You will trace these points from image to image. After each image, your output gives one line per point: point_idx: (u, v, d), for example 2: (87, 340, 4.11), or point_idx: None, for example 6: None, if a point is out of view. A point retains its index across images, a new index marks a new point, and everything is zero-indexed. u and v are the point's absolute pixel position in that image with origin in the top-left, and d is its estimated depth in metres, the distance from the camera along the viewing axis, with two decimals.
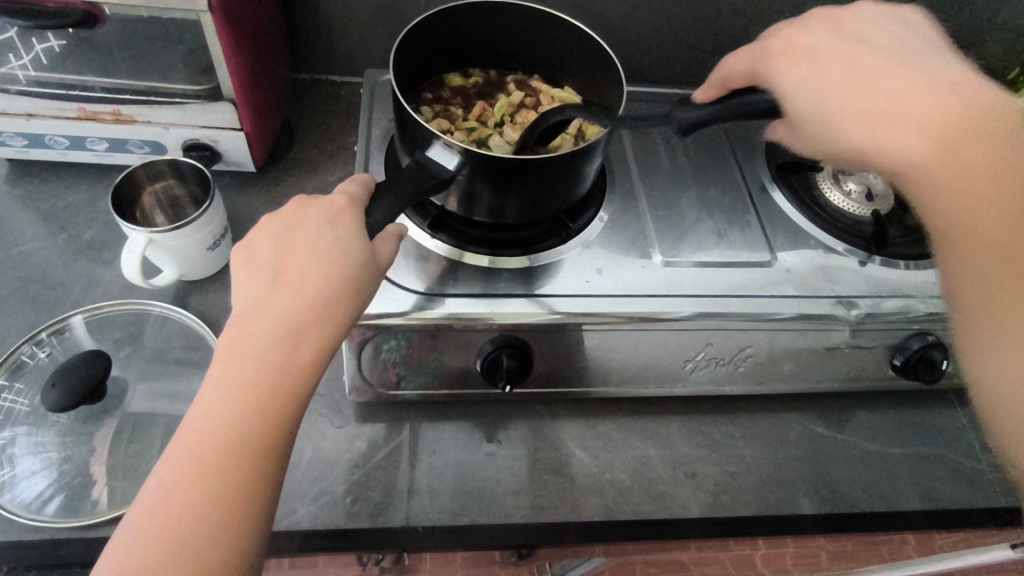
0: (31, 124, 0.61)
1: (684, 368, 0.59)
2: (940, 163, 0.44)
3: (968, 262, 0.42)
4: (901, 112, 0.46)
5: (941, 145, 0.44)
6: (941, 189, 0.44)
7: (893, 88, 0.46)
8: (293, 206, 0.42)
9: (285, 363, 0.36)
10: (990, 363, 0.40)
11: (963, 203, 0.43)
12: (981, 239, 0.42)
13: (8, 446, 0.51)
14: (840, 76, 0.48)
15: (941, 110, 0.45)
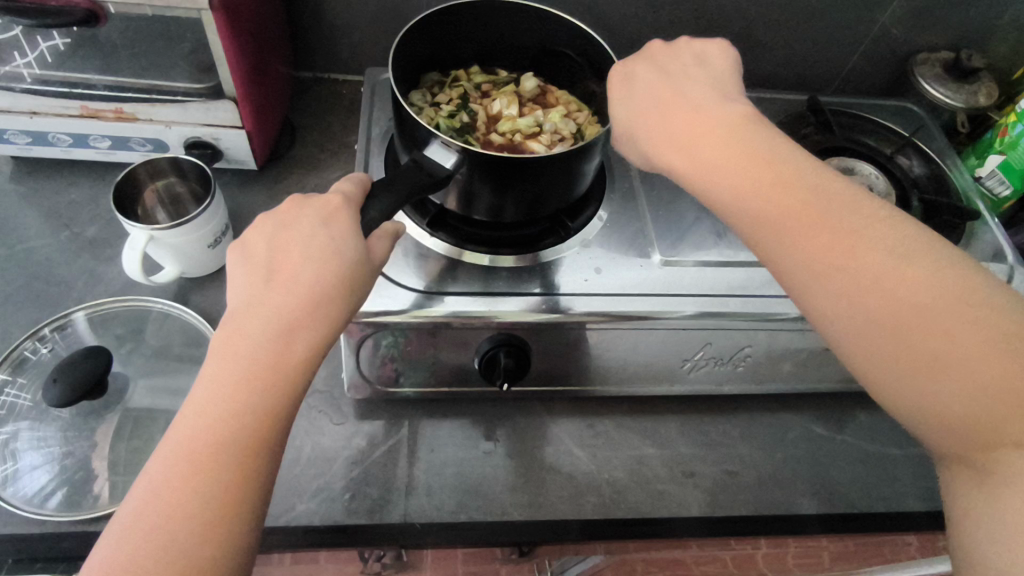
0: (34, 122, 0.62)
1: (682, 368, 0.59)
2: (737, 183, 0.41)
3: (805, 282, 0.39)
4: (689, 133, 0.44)
5: (745, 165, 0.41)
6: (743, 210, 0.41)
7: (681, 112, 0.44)
8: (289, 205, 0.42)
9: (278, 361, 0.37)
10: (870, 379, 0.37)
11: (779, 225, 0.40)
12: (812, 260, 0.38)
13: (11, 441, 0.52)
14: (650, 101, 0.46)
15: (723, 130, 0.43)
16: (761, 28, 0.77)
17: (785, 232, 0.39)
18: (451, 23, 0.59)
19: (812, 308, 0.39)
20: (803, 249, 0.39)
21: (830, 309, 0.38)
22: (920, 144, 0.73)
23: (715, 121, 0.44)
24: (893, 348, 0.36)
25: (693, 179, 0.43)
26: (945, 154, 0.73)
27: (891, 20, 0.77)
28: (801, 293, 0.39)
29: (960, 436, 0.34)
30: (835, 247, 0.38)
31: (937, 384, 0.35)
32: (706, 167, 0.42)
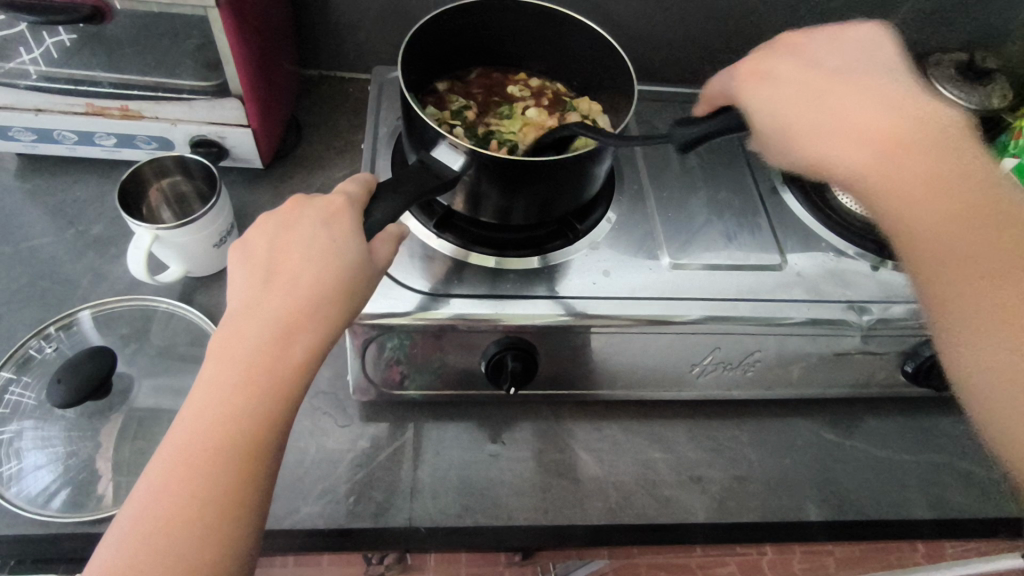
0: (39, 119, 0.61)
1: (690, 372, 0.58)
2: (932, 196, 0.42)
3: (951, 290, 0.40)
4: (891, 134, 0.44)
5: (934, 183, 0.43)
6: (931, 211, 0.42)
7: (866, 125, 0.45)
8: (291, 205, 0.42)
9: (276, 363, 0.36)
10: (991, 396, 0.38)
11: (941, 217, 0.42)
12: (974, 278, 0.40)
13: (15, 440, 0.52)
14: (809, 108, 0.48)
15: (923, 145, 0.44)
16: (772, 28, 0.77)
17: (984, 247, 0.40)
18: (460, 22, 0.59)
19: (937, 310, 0.41)
20: (963, 260, 0.40)
21: (984, 317, 0.39)
22: None
23: (886, 122, 0.45)
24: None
25: (850, 173, 0.45)
26: None
27: (904, 21, 0.76)
28: (939, 297, 0.41)
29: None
30: (1012, 259, 0.40)
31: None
32: (901, 171, 0.43)
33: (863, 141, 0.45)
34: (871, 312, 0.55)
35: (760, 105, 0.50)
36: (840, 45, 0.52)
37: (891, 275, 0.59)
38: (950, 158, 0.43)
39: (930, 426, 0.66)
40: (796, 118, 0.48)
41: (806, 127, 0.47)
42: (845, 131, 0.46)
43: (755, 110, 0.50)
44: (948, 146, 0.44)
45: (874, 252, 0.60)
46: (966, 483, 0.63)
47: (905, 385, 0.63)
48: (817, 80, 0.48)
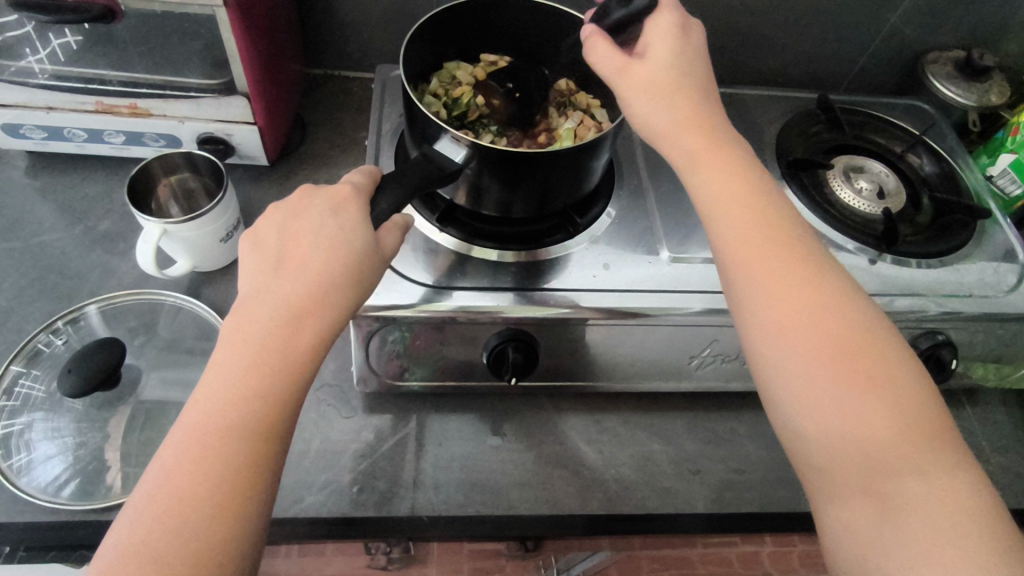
0: (50, 117, 0.62)
1: (690, 364, 0.59)
2: (730, 203, 0.43)
3: (755, 299, 0.41)
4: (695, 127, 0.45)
5: (739, 198, 0.43)
6: (725, 221, 0.43)
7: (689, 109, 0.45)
8: (299, 195, 0.43)
9: (285, 347, 0.37)
10: (801, 398, 0.39)
11: (755, 235, 0.42)
12: (774, 288, 0.41)
13: (25, 431, 0.53)
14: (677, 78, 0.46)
15: (732, 156, 0.45)
16: (770, 26, 0.77)
17: (759, 256, 0.42)
18: (459, 21, 0.60)
19: (743, 317, 0.42)
20: (757, 271, 0.42)
21: (781, 310, 0.41)
22: (930, 143, 0.73)
23: (691, 115, 0.45)
24: (831, 374, 0.39)
25: (696, 185, 0.45)
26: (956, 153, 0.73)
27: (902, 18, 0.77)
28: (750, 310, 0.42)
29: (861, 462, 0.37)
30: (803, 276, 0.41)
31: (860, 408, 0.38)
32: (706, 177, 0.44)
33: (683, 136, 0.45)
34: None
35: (642, 70, 0.45)
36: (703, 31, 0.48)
37: (889, 269, 0.60)
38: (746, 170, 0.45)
39: None
40: (669, 73, 0.46)
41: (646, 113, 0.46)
42: (677, 113, 0.45)
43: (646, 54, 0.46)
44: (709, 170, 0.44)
45: (872, 246, 0.61)
46: None
47: None
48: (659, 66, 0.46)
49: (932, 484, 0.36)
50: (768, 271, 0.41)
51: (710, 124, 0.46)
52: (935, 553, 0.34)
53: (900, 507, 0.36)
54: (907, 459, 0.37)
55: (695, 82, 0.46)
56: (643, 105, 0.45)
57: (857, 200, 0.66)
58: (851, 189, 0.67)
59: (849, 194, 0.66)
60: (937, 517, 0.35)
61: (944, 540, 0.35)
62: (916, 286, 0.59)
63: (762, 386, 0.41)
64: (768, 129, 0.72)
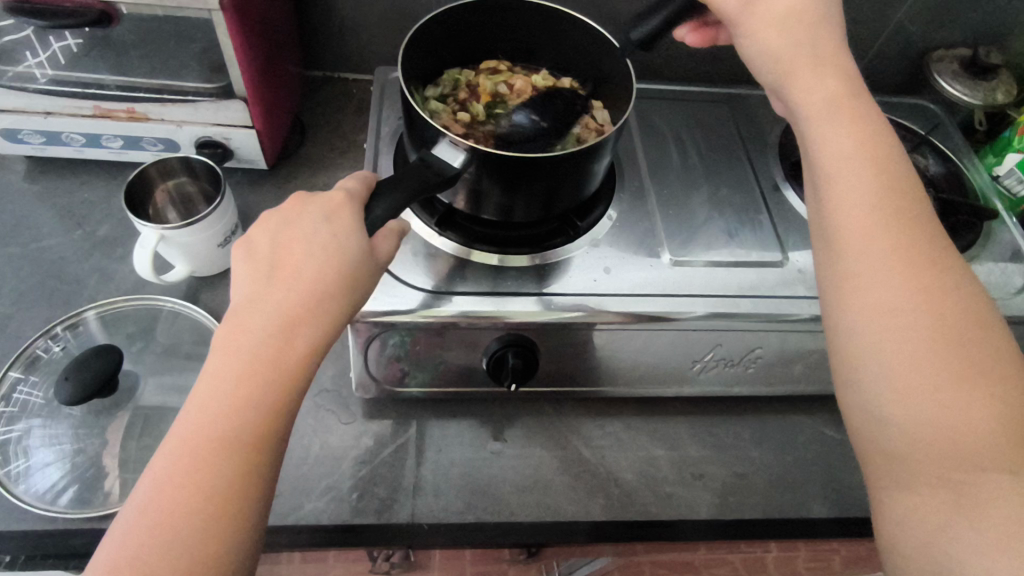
0: (48, 122, 0.62)
1: (692, 369, 0.58)
2: (856, 167, 0.42)
3: (866, 272, 0.40)
4: (834, 97, 0.44)
5: (867, 165, 0.42)
6: (849, 192, 0.42)
7: (824, 75, 0.44)
8: (292, 201, 0.42)
9: (278, 358, 0.37)
10: (900, 378, 0.38)
11: (871, 210, 0.41)
12: (887, 263, 0.40)
13: (23, 438, 0.52)
14: (816, 46, 0.45)
15: (867, 126, 0.43)
16: None
17: (876, 231, 0.40)
18: (460, 24, 0.59)
19: (846, 289, 0.41)
20: (871, 243, 0.40)
21: (890, 288, 0.39)
22: (936, 142, 0.72)
23: (832, 87, 0.44)
24: (938, 354, 0.37)
25: (821, 149, 0.43)
26: (961, 152, 0.72)
27: (908, 16, 0.76)
28: (856, 282, 0.40)
29: (952, 450, 0.36)
30: (917, 260, 0.40)
31: (968, 398, 0.36)
32: (836, 141, 0.43)
33: (818, 88, 0.44)
34: None
35: (769, 10, 0.45)
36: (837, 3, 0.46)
37: None
38: (876, 144, 0.43)
39: None
40: (801, 47, 0.44)
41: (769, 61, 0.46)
42: (808, 75, 0.44)
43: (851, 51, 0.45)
44: (856, 134, 0.43)
45: None
46: None
47: None
48: (802, 25, 0.45)
49: (1022, 485, 0.35)
50: (887, 247, 0.40)
51: (850, 84, 0.45)
52: (1009, 549, 0.33)
53: (976, 500, 0.35)
54: (996, 453, 0.35)
55: (837, 31, 0.45)
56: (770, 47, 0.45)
57: None
58: None
59: None
60: (1014, 513, 0.34)
61: (1016, 537, 0.34)
62: None
63: (855, 361, 0.40)
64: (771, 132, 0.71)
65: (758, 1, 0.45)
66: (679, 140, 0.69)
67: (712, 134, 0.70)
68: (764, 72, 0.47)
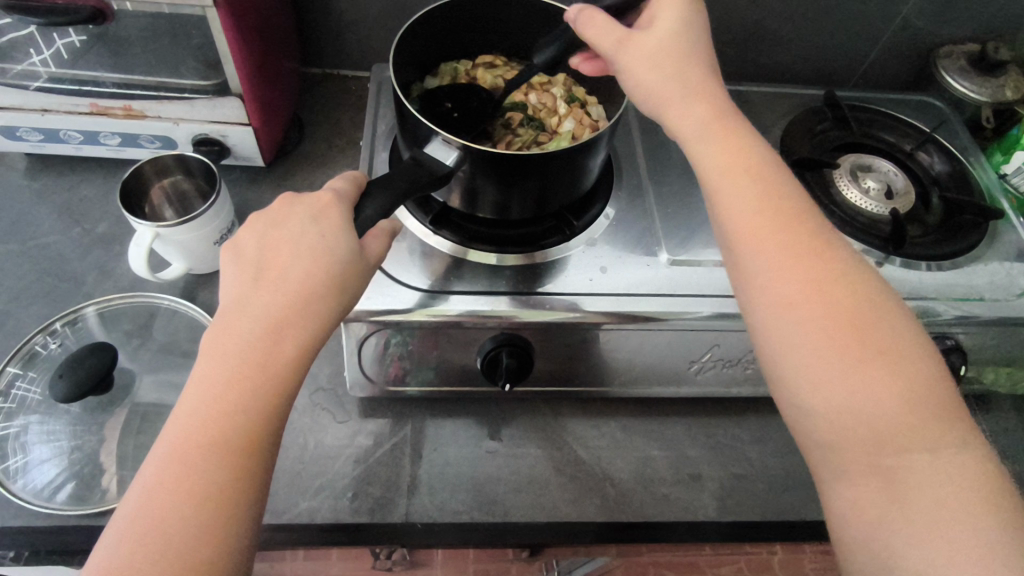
0: (46, 119, 0.62)
1: (689, 369, 0.58)
2: (737, 176, 0.42)
3: (762, 272, 0.40)
4: (700, 99, 0.44)
5: (748, 173, 0.42)
6: (736, 195, 0.41)
7: (693, 81, 0.44)
8: (280, 203, 0.42)
9: (266, 360, 0.37)
10: (811, 376, 0.38)
11: (754, 211, 0.41)
12: (786, 265, 0.40)
13: (21, 434, 0.53)
14: (684, 58, 0.44)
15: (730, 126, 0.44)
16: (777, 21, 0.75)
17: (765, 228, 0.40)
18: (456, 18, 0.59)
19: (752, 291, 0.40)
20: (764, 242, 0.40)
21: (786, 286, 0.39)
22: (941, 140, 0.71)
23: (700, 87, 0.44)
24: (838, 345, 0.37)
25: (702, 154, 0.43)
26: (967, 150, 0.71)
27: (914, 11, 0.75)
28: (760, 288, 0.40)
29: (871, 437, 0.36)
30: (808, 254, 0.40)
31: (871, 384, 0.37)
32: (712, 144, 0.43)
33: (691, 106, 0.44)
34: None
35: (644, 39, 0.45)
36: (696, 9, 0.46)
37: (899, 272, 0.58)
38: (742, 142, 0.43)
39: None
40: (666, 69, 0.44)
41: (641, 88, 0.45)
42: (672, 86, 0.44)
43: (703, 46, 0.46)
44: (732, 135, 0.43)
45: (878, 248, 0.59)
46: None
47: None
48: (672, 46, 0.45)
49: (940, 459, 0.35)
50: (775, 245, 0.40)
51: (714, 97, 0.44)
52: (943, 532, 0.33)
53: (906, 485, 0.35)
54: (914, 435, 0.36)
55: (702, 54, 0.45)
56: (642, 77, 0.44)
57: (865, 200, 0.64)
58: (858, 190, 0.64)
59: (855, 195, 0.63)
60: (945, 493, 0.34)
61: (948, 515, 0.34)
62: (925, 289, 0.57)
63: (769, 363, 0.40)
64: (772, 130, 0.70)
65: (634, 34, 0.45)
66: None
67: None
68: (639, 101, 0.46)
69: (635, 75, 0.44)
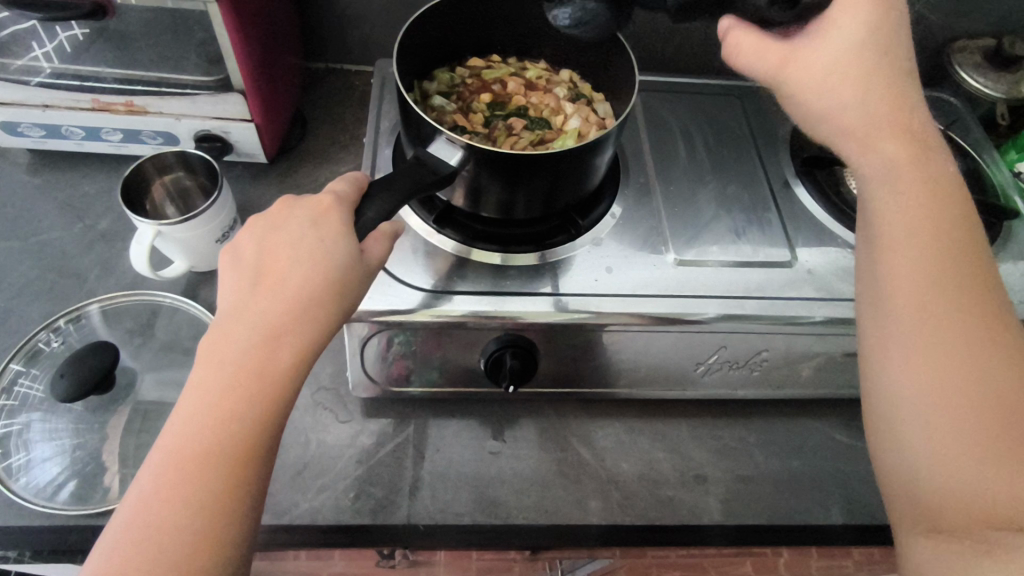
0: (47, 115, 0.62)
1: (695, 371, 0.57)
2: (914, 227, 0.40)
3: (914, 328, 0.39)
4: (890, 136, 0.42)
5: (927, 229, 0.40)
6: (905, 245, 0.40)
7: (871, 113, 0.42)
8: (279, 206, 0.41)
9: (263, 366, 0.36)
10: (939, 440, 0.37)
11: (920, 266, 0.40)
12: (940, 325, 0.38)
13: (24, 432, 0.53)
14: (855, 85, 0.42)
15: (924, 176, 0.42)
16: None
17: (925, 285, 0.39)
18: (458, 16, 0.58)
19: (892, 340, 0.40)
20: (922, 297, 0.39)
21: (932, 347, 0.38)
22: (955, 137, 0.70)
23: (889, 125, 0.42)
24: (977, 421, 0.36)
25: (880, 199, 0.42)
26: (980, 147, 0.70)
27: (928, 4, 0.73)
28: (905, 343, 0.39)
29: (984, 515, 0.35)
30: (964, 320, 0.38)
31: (1006, 467, 0.35)
32: (890, 190, 0.42)
33: (875, 146, 0.42)
34: None
35: (810, 56, 0.42)
36: (878, 26, 0.42)
37: None
38: (931, 191, 0.41)
39: None
40: (848, 99, 0.42)
41: (827, 113, 0.43)
42: (860, 117, 0.42)
43: (900, 82, 0.42)
44: (918, 183, 0.41)
45: None
46: None
47: None
48: (868, 75, 0.42)
49: None
50: (931, 305, 0.39)
51: (906, 137, 0.42)
52: None
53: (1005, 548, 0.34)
54: None
55: (903, 88, 0.42)
56: (819, 99, 0.43)
57: None
58: None
59: None
60: None
61: None
62: None
63: (892, 414, 0.39)
64: (782, 126, 0.69)
65: (796, 49, 0.43)
66: (686, 134, 0.67)
67: (721, 129, 0.68)
68: (814, 126, 0.44)
69: (805, 96, 0.43)
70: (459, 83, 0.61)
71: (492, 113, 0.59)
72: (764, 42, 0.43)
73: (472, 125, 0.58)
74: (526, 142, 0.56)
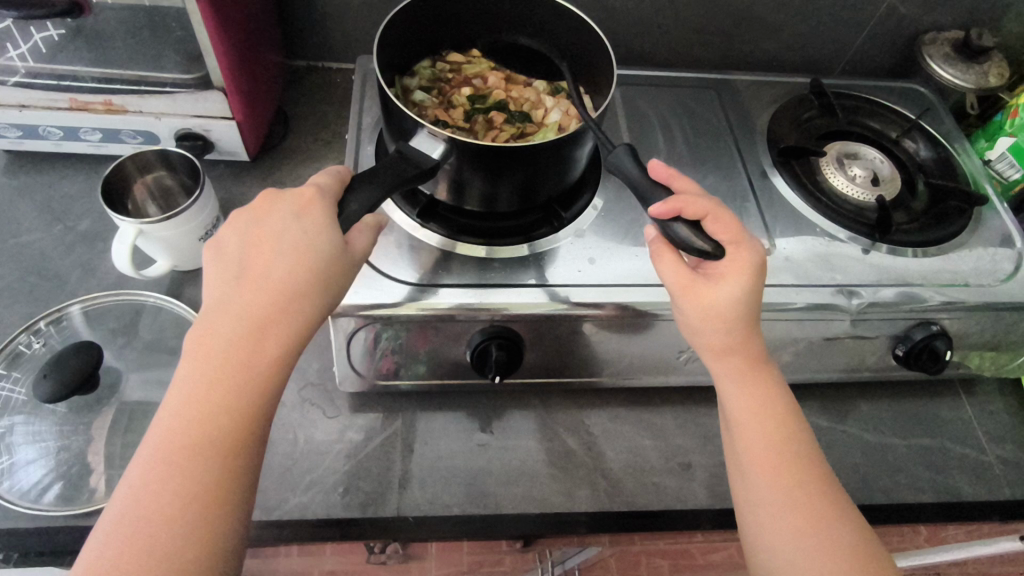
0: (24, 115, 0.61)
1: (678, 359, 0.58)
2: (758, 427, 0.45)
3: (770, 514, 0.43)
4: (745, 351, 0.46)
5: (768, 429, 0.45)
6: (750, 443, 0.45)
7: (734, 334, 0.45)
8: (261, 200, 0.41)
9: (250, 359, 0.36)
10: None
11: (767, 467, 0.44)
12: (789, 519, 0.42)
13: (7, 435, 0.52)
14: (733, 313, 0.45)
15: (764, 382, 0.46)
16: (763, 10, 0.75)
17: (771, 481, 0.43)
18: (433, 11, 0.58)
19: (752, 529, 0.44)
20: (771, 491, 0.43)
21: (788, 533, 0.42)
22: (926, 126, 0.71)
23: (744, 342, 0.46)
24: None
25: (730, 401, 0.46)
26: (950, 137, 0.72)
27: None
28: (765, 534, 0.43)
29: None
30: (809, 507, 0.43)
31: None
32: (739, 397, 0.46)
33: (730, 361, 0.46)
34: (862, 295, 0.55)
35: (705, 293, 0.45)
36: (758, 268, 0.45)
37: (886, 258, 0.59)
38: (772, 395, 0.46)
39: (927, 409, 0.65)
40: (716, 329, 0.45)
41: (699, 334, 0.46)
42: (722, 338, 0.45)
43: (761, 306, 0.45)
44: (760, 389, 0.46)
45: (865, 235, 0.60)
46: (965, 468, 0.62)
47: (898, 368, 0.62)
48: (739, 310, 0.45)
49: None
50: (782, 500, 0.43)
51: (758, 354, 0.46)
52: None
53: None
54: None
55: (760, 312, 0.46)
56: (700, 327, 0.46)
57: (851, 187, 0.64)
58: (844, 177, 0.65)
59: (842, 181, 0.64)
60: None
61: None
62: (911, 276, 0.58)
63: None
64: (759, 118, 0.70)
65: (698, 282, 0.45)
66: (666, 127, 0.68)
67: (700, 122, 0.69)
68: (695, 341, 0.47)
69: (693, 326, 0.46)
70: (438, 78, 0.61)
71: (473, 106, 0.60)
72: (675, 265, 0.46)
73: (454, 118, 0.58)
74: (509, 136, 0.57)
